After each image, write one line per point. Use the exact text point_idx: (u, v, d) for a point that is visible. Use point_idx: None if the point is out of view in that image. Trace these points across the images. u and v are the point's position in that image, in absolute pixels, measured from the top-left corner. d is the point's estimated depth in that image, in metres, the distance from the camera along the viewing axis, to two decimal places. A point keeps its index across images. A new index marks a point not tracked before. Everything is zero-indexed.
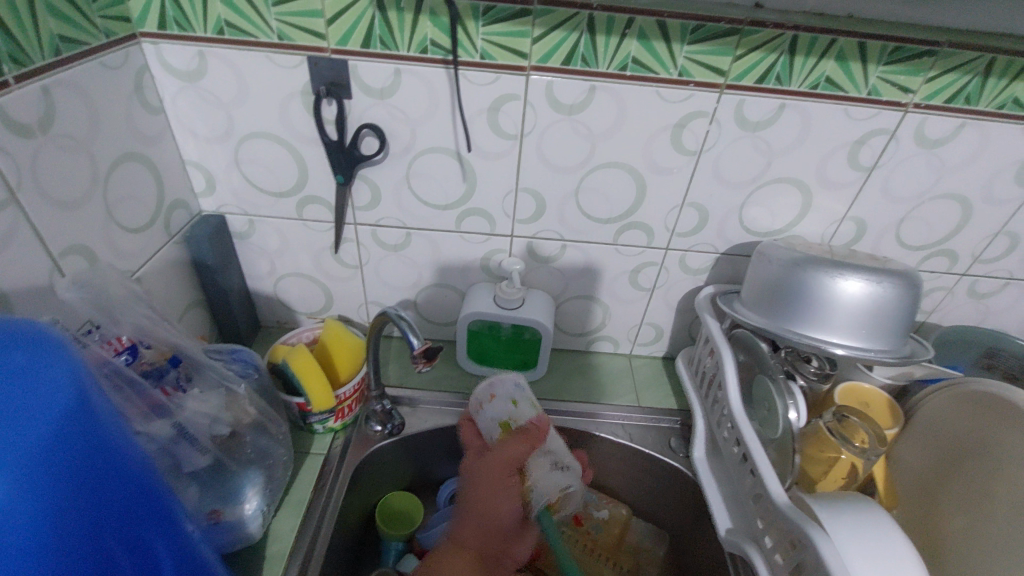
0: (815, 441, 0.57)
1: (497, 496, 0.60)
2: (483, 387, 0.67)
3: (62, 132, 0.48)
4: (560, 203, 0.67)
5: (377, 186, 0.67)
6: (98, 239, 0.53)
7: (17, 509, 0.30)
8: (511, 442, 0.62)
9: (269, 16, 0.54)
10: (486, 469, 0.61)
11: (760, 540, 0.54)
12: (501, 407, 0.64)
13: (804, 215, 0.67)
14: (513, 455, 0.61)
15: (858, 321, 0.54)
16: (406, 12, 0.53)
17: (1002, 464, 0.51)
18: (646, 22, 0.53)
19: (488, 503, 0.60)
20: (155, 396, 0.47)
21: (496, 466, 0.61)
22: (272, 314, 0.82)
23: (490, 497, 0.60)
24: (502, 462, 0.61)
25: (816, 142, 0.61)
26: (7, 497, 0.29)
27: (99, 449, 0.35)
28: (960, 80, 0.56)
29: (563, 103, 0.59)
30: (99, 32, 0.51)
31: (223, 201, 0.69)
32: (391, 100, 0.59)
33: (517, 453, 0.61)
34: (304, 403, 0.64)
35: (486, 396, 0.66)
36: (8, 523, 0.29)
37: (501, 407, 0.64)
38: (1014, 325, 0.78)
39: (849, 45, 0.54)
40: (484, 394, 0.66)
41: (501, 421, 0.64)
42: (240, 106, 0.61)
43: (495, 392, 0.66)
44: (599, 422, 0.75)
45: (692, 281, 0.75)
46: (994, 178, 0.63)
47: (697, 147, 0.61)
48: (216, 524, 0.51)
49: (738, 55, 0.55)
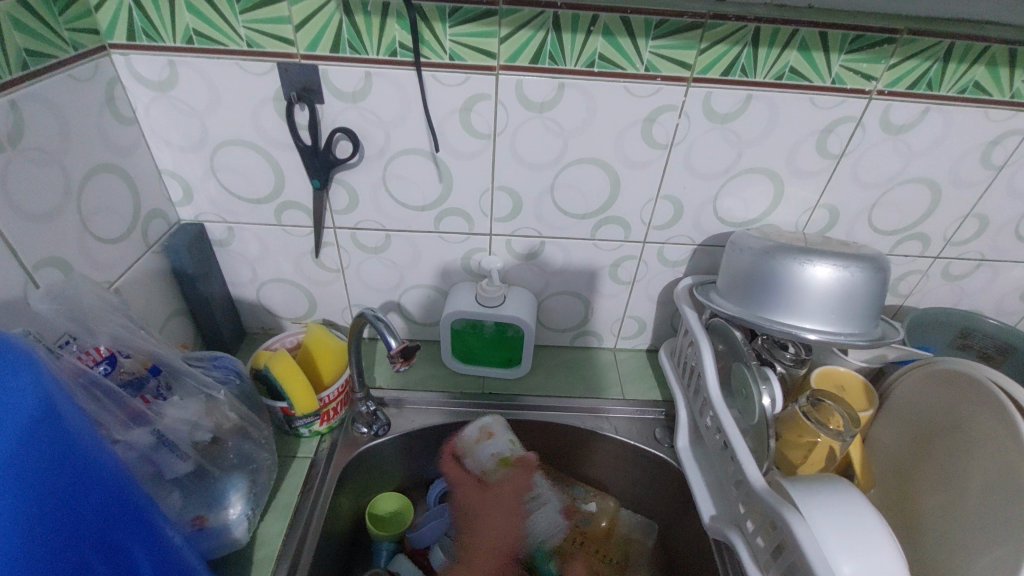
0: (793, 426, 0.57)
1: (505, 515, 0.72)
2: (479, 425, 0.73)
3: (32, 145, 0.48)
4: (537, 200, 0.68)
5: (355, 190, 0.67)
6: (73, 251, 0.53)
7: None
8: (518, 468, 0.74)
9: (237, 24, 0.55)
10: (498, 493, 0.73)
11: (742, 525, 0.55)
12: (501, 442, 0.73)
13: (777, 204, 0.68)
14: (518, 479, 0.74)
15: (829, 306, 0.55)
16: (373, 16, 0.54)
17: (969, 439, 0.53)
18: (610, 19, 0.54)
19: (502, 520, 0.72)
20: (136, 406, 0.48)
21: (509, 487, 0.73)
22: (256, 320, 0.82)
23: (505, 518, 0.72)
24: (515, 483, 0.74)
25: (785, 131, 0.61)
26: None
27: (67, 455, 0.37)
28: (921, 66, 0.57)
29: (534, 101, 0.59)
30: (67, 45, 0.51)
31: (202, 210, 0.69)
32: (364, 104, 0.60)
33: (524, 477, 0.74)
34: (288, 407, 0.64)
35: (484, 432, 0.73)
36: None
37: (504, 445, 0.73)
38: (990, 305, 0.79)
39: (811, 36, 0.55)
40: (479, 431, 0.73)
41: (502, 456, 0.73)
42: (214, 114, 0.61)
43: (494, 430, 0.73)
44: (599, 417, 0.76)
45: (671, 273, 0.76)
46: (961, 161, 0.64)
47: (667, 141, 0.62)
48: (200, 530, 0.52)
49: (703, 49, 0.56)
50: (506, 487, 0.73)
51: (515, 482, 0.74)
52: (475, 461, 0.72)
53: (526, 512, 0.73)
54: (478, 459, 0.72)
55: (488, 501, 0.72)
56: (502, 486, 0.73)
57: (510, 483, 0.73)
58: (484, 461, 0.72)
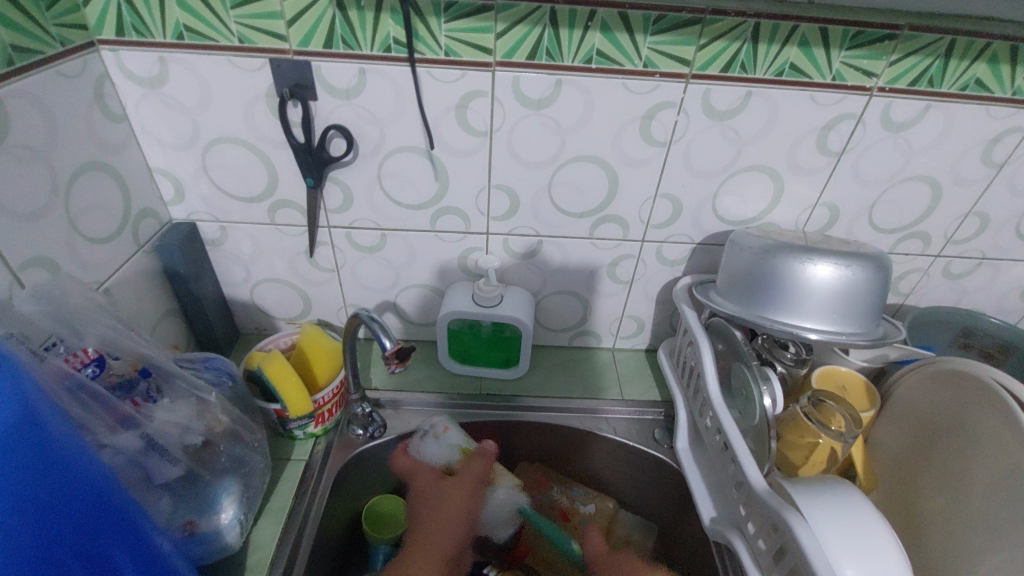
0: (793, 427, 0.57)
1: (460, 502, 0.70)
2: (438, 418, 0.71)
3: (18, 143, 0.47)
4: (534, 199, 0.67)
5: (349, 189, 0.66)
6: (61, 250, 0.52)
7: None
8: (480, 463, 0.71)
9: (229, 19, 0.54)
10: (456, 484, 0.70)
11: (743, 527, 0.54)
12: (456, 434, 0.70)
13: (777, 202, 0.67)
14: (475, 472, 0.70)
15: (831, 305, 0.54)
16: (367, 11, 0.53)
17: (972, 440, 0.52)
18: (608, 14, 0.53)
19: (449, 512, 0.69)
20: (124, 410, 0.47)
21: (467, 482, 0.70)
22: (250, 321, 0.81)
23: (456, 511, 0.69)
24: (474, 477, 0.70)
25: (785, 128, 0.61)
26: None
27: (47, 466, 0.36)
28: (923, 62, 0.56)
29: (530, 98, 0.58)
30: (54, 40, 0.50)
31: (194, 209, 0.68)
32: (358, 100, 0.59)
33: (479, 472, 0.70)
34: (281, 409, 0.63)
35: (441, 427, 0.71)
36: None
37: (453, 434, 0.70)
38: (990, 304, 0.79)
39: (812, 31, 0.54)
40: (438, 424, 0.71)
41: (459, 447, 0.70)
42: (205, 111, 0.60)
43: (449, 424, 0.71)
44: (598, 418, 0.75)
45: (670, 272, 0.75)
46: (962, 159, 0.63)
47: (666, 137, 0.61)
48: (191, 536, 0.51)
49: (702, 44, 0.55)
50: (467, 478, 0.70)
51: (471, 477, 0.70)
52: (432, 453, 0.70)
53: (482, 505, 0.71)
54: (437, 451, 0.70)
55: (436, 492, 0.70)
56: (461, 480, 0.70)
57: (469, 478, 0.70)
58: (441, 452, 0.70)
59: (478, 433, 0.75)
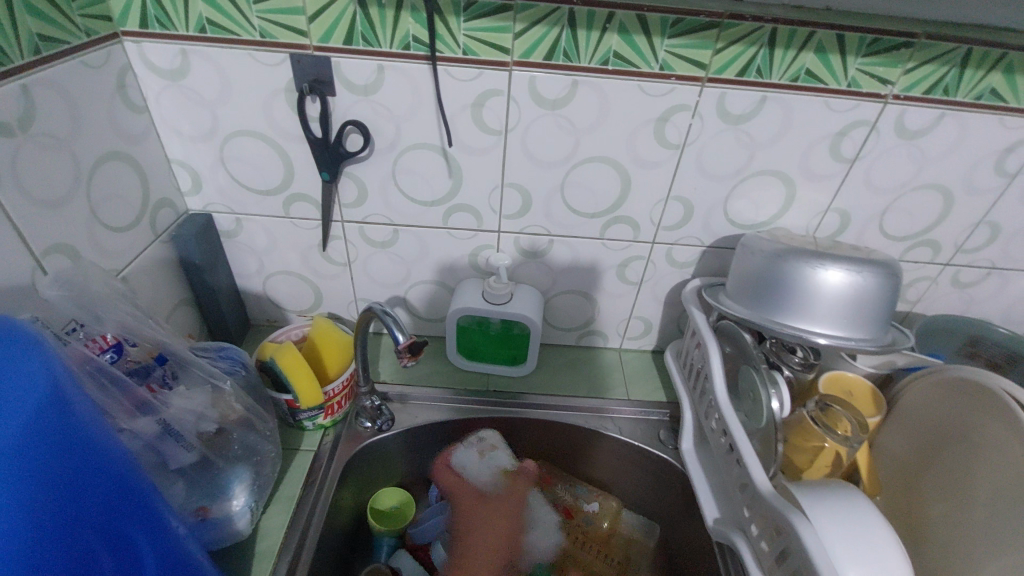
0: (798, 430, 0.58)
1: (502, 518, 0.74)
2: (481, 439, 0.76)
3: (43, 131, 0.48)
4: (547, 198, 0.67)
5: (364, 183, 0.67)
6: (82, 237, 0.53)
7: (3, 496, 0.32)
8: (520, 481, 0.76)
9: (251, 14, 0.54)
10: (496, 504, 0.74)
11: (746, 529, 0.55)
12: (505, 455, 0.76)
13: (788, 208, 0.68)
14: (518, 489, 0.75)
15: (841, 311, 0.54)
16: (388, 8, 0.53)
17: (981, 450, 0.52)
18: (626, 17, 0.53)
19: (494, 525, 0.73)
20: (142, 395, 0.48)
21: (510, 496, 0.75)
22: (261, 312, 0.82)
23: (494, 530, 0.73)
24: (515, 493, 0.75)
25: (798, 133, 0.61)
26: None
27: (73, 446, 0.37)
28: (939, 70, 0.56)
29: (546, 98, 0.59)
30: (80, 31, 0.51)
31: (210, 201, 0.69)
32: (375, 97, 0.59)
33: (525, 489, 0.76)
34: (292, 400, 0.64)
35: (481, 448, 0.75)
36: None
37: (501, 459, 0.76)
38: (997, 313, 0.79)
39: (828, 38, 0.54)
40: (480, 446, 0.75)
41: (503, 468, 0.76)
42: (224, 104, 0.61)
43: (496, 444, 0.76)
44: (603, 418, 0.75)
45: (679, 275, 0.75)
46: (975, 169, 0.63)
47: (680, 141, 0.62)
48: (204, 520, 0.52)
49: (718, 49, 0.55)
50: (506, 499, 0.75)
51: (514, 494, 0.75)
52: (474, 474, 0.75)
53: (525, 526, 0.74)
54: (478, 472, 0.75)
55: (478, 509, 0.74)
56: (502, 500, 0.75)
57: (508, 495, 0.75)
58: (485, 473, 0.75)
59: (483, 429, 0.75)
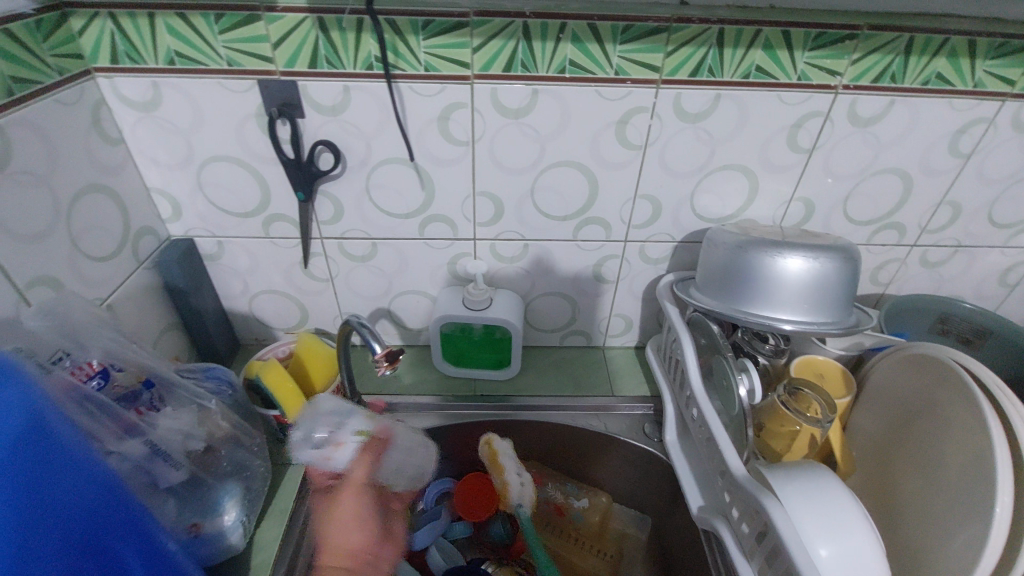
0: (773, 416, 0.59)
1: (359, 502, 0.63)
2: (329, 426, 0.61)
3: (21, 168, 0.50)
4: (518, 204, 0.69)
5: (340, 201, 0.69)
6: (65, 269, 0.55)
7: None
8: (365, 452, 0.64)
9: (217, 44, 0.56)
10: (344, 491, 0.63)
11: (728, 514, 0.56)
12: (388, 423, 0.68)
13: (752, 200, 0.69)
14: (364, 464, 0.64)
15: (803, 296, 0.56)
16: (348, 31, 0.55)
17: (942, 420, 0.53)
18: (578, 26, 0.56)
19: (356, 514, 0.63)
20: (129, 419, 0.49)
21: (356, 476, 0.63)
22: (249, 331, 0.84)
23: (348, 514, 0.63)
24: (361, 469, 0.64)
25: (755, 128, 0.63)
26: None
27: (58, 466, 0.38)
28: (884, 60, 0.58)
29: (509, 108, 0.61)
30: (52, 70, 0.53)
31: (191, 225, 0.71)
32: (344, 116, 0.61)
33: (366, 466, 0.64)
34: (280, 415, 0.65)
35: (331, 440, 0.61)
36: None
37: (350, 444, 0.62)
38: (969, 290, 0.81)
39: (774, 35, 0.56)
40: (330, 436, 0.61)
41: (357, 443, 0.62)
42: (198, 132, 0.62)
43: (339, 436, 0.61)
44: (591, 415, 0.76)
45: (654, 271, 0.77)
46: (930, 151, 0.65)
47: (641, 141, 0.64)
48: (196, 537, 0.53)
49: (670, 51, 0.57)
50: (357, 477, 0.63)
51: (366, 464, 0.64)
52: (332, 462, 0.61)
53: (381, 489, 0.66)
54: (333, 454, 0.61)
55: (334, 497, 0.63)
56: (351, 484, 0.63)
57: (354, 475, 0.63)
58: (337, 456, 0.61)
59: (476, 432, 0.76)
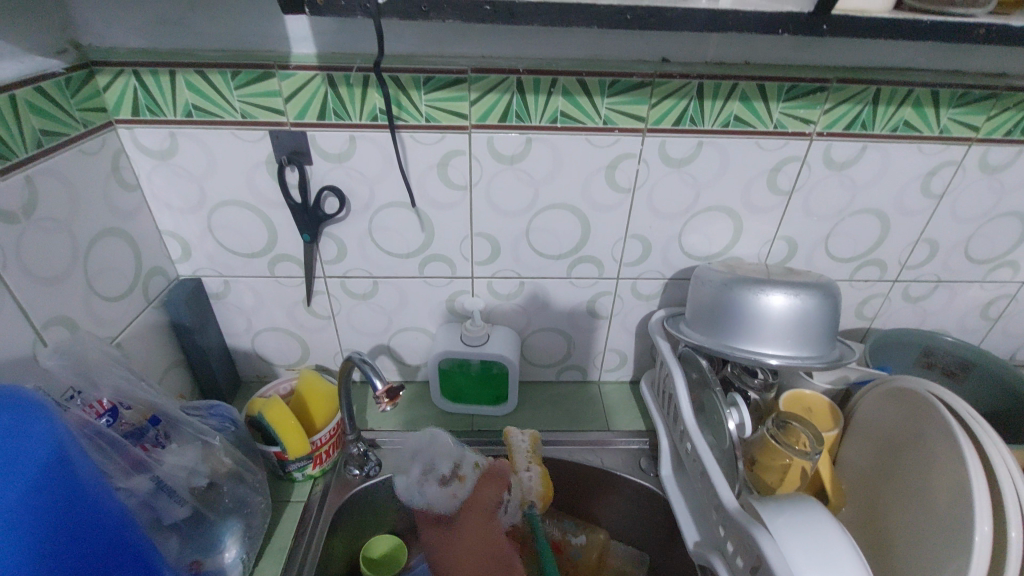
0: (764, 450, 0.60)
1: (480, 532, 0.68)
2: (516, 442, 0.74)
3: (44, 215, 0.53)
4: (514, 243, 0.72)
5: (343, 242, 0.72)
6: (80, 309, 0.57)
7: (16, 546, 0.35)
8: (488, 480, 0.71)
9: (232, 98, 0.61)
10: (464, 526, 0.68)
11: (723, 549, 0.56)
12: (445, 461, 0.70)
13: (738, 239, 0.73)
14: (488, 495, 0.70)
15: (787, 332, 0.58)
16: (355, 87, 0.60)
17: (925, 454, 0.55)
18: (568, 81, 0.60)
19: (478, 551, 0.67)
20: (137, 454, 0.51)
21: (474, 509, 0.69)
22: (251, 368, 0.85)
23: (473, 545, 0.67)
24: (484, 500, 0.69)
25: (737, 172, 0.67)
26: (11, 533, 0.35)
27: (75, 500, 0.40)
28: (854, 109, 0.63)
29: (504, 154, 0.65)
30: (78, 123, 0.57)
31: (199, 266, 0.74)
32: (349, 163, 0.65)
33: (495, 493, 0.71)
34: (281, 451, 0.66)
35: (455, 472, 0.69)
36: (9, 558, 0.35)
37: (469, 472, 0.70)
38: (952, 324, 0.83)
39: (750, 88, 0.61)
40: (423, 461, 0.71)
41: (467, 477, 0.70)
42: (210, 178, 0.66)
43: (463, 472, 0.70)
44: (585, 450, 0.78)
45: (646, 307, 0.80)
46: (903, 192, 0.69)
47: (630, 184, 0.67)
48: (197, 574, 0.53)
49: (653, 103, 0.61)
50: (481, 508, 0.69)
51: (489, 493, 0.70)
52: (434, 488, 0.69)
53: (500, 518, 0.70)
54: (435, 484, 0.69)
55: (455, 538, 0.68)
56: (472, 513, 0.69)
57: (478, 504, 0.69)
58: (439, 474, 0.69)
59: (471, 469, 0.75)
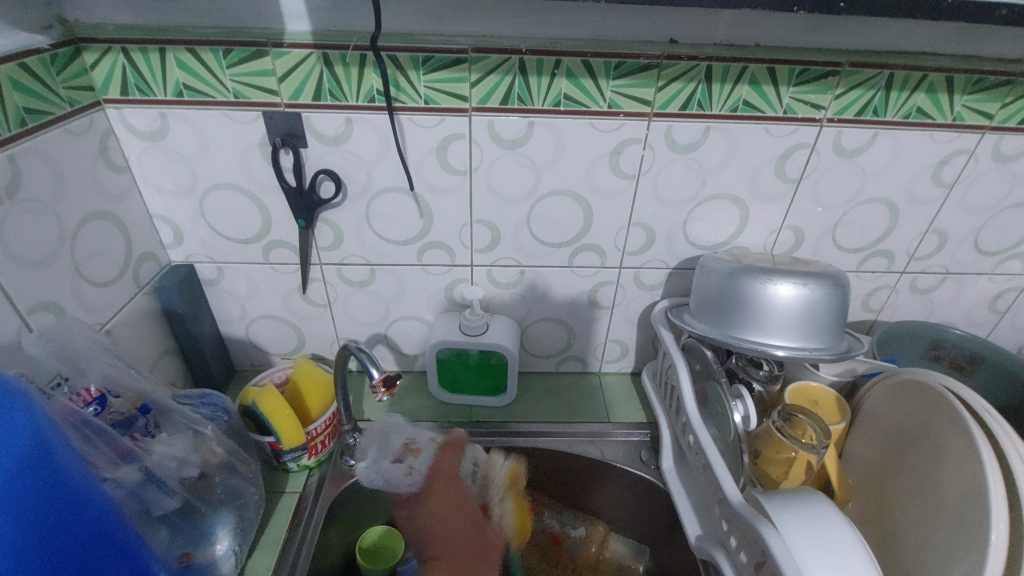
0: (770, 443, 0.59)
1: (452, 500, 0.71)
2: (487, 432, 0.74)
3: (28, 196, 0.51)
4: (515, 231, 0.71)
5: (339, 228, 0.70)
6: (67, 295, 0.55)
7: None
8: (444, 455, 0.73)
9: (224, 77, 0.58)
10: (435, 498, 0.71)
11: (726, 543, 0.55)
12: (398, 436, 0.73)
13: (744, 228, 0.71)
14: (449, 463, 0.72)
15: (794, 323, 0.57)
16: (351, 66, 0.58)
17: (935, 448, 0.54)
18: (573, 63, 0.58)
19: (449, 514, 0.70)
20: (125, 444, 0.49)
21: (440, 478, 0.72)
22: (245, 356, 0.84)
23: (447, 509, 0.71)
24: (446, 470, 0.72)
25: (744, 158, 0.65)
26: None
27: (56, 491, 0.39)
28: (866, 95, 0.61)
29: (506, 138, 0.63)
30: (64, 101, 0.55)
31: (192, 252, 0.72)
32: (345, 146, 0.63)
33: (453, 461, 0.73)
34: (275, 441, 0.65)
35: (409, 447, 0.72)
36: None
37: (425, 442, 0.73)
38: (959, 317, 0.82)
39: (760, 71, 0.59)
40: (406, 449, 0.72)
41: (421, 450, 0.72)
42: (202, 160, 0.64)
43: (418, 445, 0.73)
44: (586, 442, 0.76)
45: (648, 297, 0.78)
46: (914, 181, 0.67)
47: (634, 170, 0.65)
48: (188, 567, 0.51)
49: (660, 86, 0.60)
50: (443, 475, 0.72)
51: (449, 463, 0.72)
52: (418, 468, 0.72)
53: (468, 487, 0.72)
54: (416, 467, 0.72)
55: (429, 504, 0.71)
56: (437, 480, 0.72)
57: (439, 472, 0.72)
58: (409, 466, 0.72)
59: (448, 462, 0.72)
